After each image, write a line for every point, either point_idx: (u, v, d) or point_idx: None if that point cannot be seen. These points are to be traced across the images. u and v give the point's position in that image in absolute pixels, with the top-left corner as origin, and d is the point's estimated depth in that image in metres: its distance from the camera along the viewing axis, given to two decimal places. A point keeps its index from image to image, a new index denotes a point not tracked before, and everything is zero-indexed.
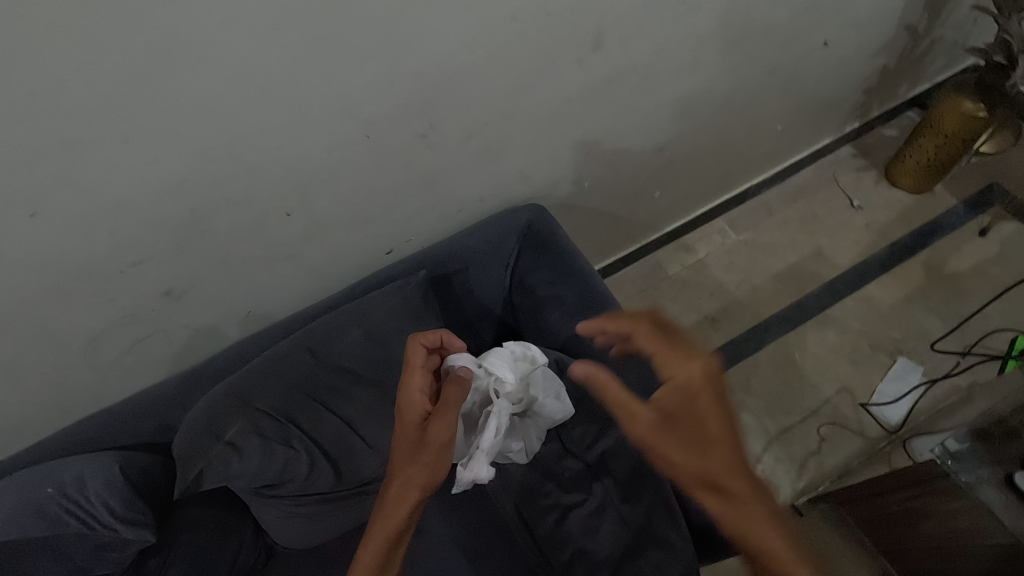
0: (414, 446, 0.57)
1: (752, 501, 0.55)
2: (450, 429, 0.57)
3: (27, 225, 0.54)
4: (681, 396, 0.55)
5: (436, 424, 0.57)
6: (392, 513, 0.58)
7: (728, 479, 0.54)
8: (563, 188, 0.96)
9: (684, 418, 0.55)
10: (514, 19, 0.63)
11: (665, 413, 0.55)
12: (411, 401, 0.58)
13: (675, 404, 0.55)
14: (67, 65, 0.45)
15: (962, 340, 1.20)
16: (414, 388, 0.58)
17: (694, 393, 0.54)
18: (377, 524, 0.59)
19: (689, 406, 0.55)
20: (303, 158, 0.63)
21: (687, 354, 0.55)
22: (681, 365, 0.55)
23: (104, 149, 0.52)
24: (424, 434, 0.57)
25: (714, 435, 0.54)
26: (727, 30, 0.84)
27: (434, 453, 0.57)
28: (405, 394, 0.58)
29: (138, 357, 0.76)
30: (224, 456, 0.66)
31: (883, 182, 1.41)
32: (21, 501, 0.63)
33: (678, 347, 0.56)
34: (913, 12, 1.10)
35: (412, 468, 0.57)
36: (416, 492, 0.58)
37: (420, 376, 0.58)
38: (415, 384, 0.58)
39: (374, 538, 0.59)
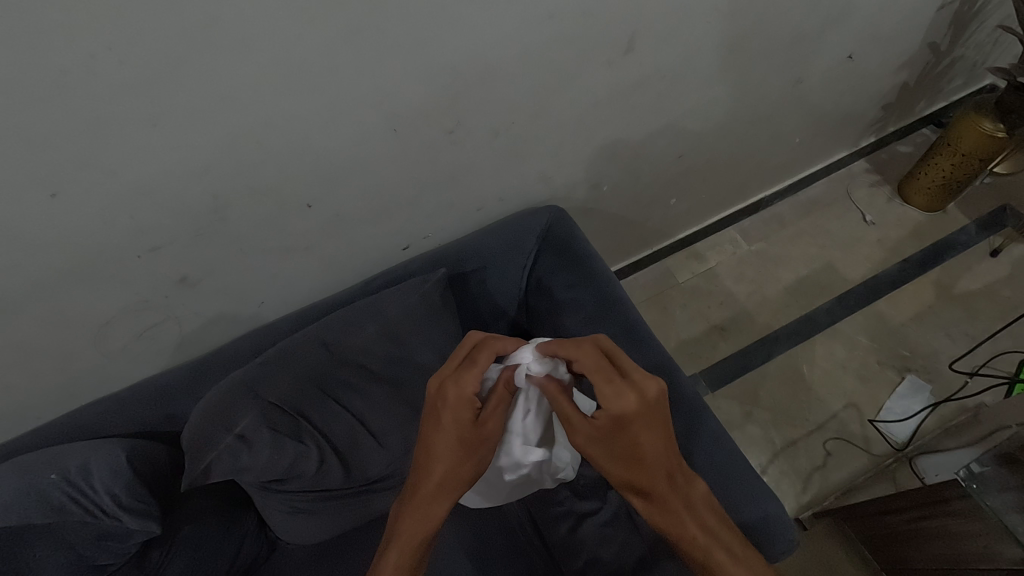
0: (463, 442, 0.57)
1: (680, 509, 0.57)
2: (498, 427, 0.59)
3: (47, 205, 0.53)
4: (613, 425, 0.53)
5: (493, 421, 0.58)
6: (434, 507, 0.59)
7: (658, 493, 0.56)
8: (583, 190, 0.95)
9: (618, 442, 0.54)
10: (550, 18, 0.62)
11: (600, 434, 0.55)
12: (462, 395, 0.55)
13: (608, 431, 0.54)
14: (101, 43, 0.43)
15: (972, 361, 1.20)
16: (470, 385, 0.56)
17: (626, 424, 0.53)
18: (411, 522, 0.59)
19: (622, 433, 0.53)
20: (328, 149, 0.62)
21: (621, 387, 0.52)
22: (610, 399, 0.52)
23: (131, 130, 0.50)
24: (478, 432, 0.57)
25: (645, 457, 0.54)
26: (757, 39, 0.83)
27: (483, 447, 0.59)
28: (462, 390, 0.55)
29: (149, 344, 0.75)
30: (234, 450, 0.64)
31: (896, 199, 1.41)
32: (22, 485, 0.60)
33: (612, 376, 0.53)
34: (938, 31, 1.09)
35: (460, 462, 0.58)
36: (457, 484, 0.59)
37: (478, 372, 0.56)
38: (472, 379, 0.56)
39: (407, 531, 0.59)
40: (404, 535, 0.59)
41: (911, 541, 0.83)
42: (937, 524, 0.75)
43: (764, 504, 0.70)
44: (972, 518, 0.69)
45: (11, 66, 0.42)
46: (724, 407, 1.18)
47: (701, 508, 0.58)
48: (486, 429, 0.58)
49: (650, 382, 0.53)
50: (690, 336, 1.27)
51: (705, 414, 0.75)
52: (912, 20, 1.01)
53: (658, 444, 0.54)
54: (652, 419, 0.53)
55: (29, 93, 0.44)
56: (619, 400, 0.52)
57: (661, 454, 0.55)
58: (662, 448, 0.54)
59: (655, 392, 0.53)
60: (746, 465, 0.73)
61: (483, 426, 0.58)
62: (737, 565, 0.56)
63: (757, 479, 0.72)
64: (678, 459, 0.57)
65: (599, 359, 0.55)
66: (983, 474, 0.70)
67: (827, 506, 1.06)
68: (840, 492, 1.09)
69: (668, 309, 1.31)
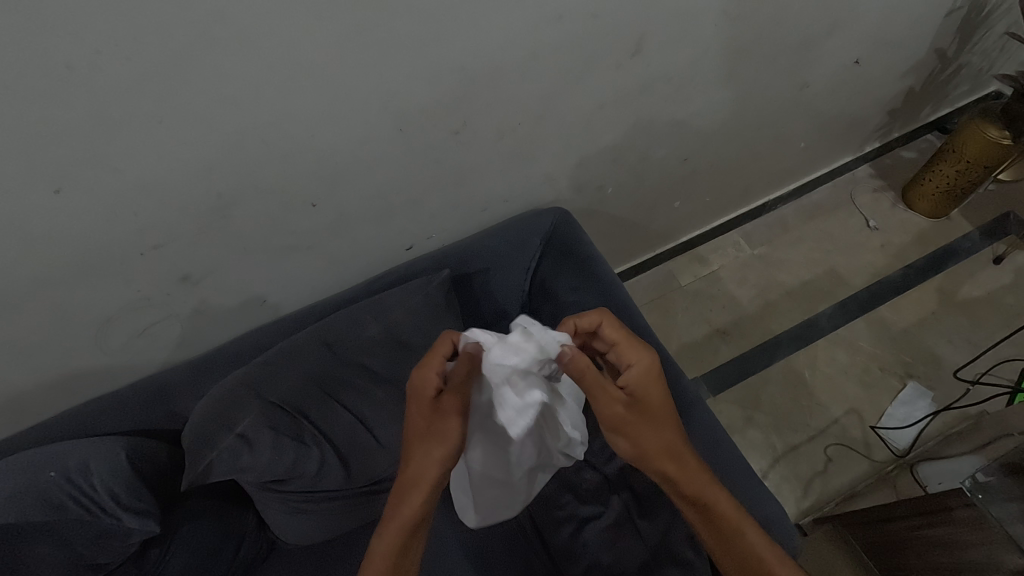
0: (431, 424, 0.58)
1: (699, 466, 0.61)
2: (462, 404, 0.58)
3: (50, 201, 0.52)
4: (645, 381, 0.58)
5: (455, 397, 0.58)
6: (412, 498, 0.57)
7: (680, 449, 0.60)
8: (588, 192, 0.95)
9: (647, 401, 0.58)
10: (558, 20, 0.61)
11: (633, 397, 0.58)
12: (425, 379, 0.58)
13: (640, 389, 0.58)
14: (107, 40, 0.43)
15: (975, 369, 1.19)
16: (430, 369, 0.58)
17: (654, 376, 0.59)
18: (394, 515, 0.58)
19: (652, 389, 0.59)
20: (333, 148, 0.62)
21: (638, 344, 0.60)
22: (638, 353, 0.59)
23: (137, 128, 0.50)
24: (440, 410, 0.57)
25: (666, 413, 0.59)
26: (765, 42, 0.83)
27: (450, 425, 0.57)
28: (424, 375, 0.58)
29: (150, 342, 0.75)
30: (235, 450, 0.64)
31: (900, 205, 1.41)
32: (22, 484, 0.60)
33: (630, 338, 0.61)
34: (945, 37, 1.09)
35: (432, 446, 0.57)
36: (438, 468, 0.57)
37: (438, 359, 0.58)
38: (432, 364, 0.58)
39: (393, 523, 0.57)
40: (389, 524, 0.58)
41: (903, 551, 0.81)
42: (938, 533, 0.74)
43: (768, 510, 0.70)
44: (972, 528, 0.68)
45: (16, 62, 0.42)
46: (726, 411, 1.18)
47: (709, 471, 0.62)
48: (446, 408, 0.57)
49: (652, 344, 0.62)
50: (692, 340, 1.27)
51: (708, 418, 0.75)
52: (919, 25, 1.01)
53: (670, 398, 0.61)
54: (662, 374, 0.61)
55: (35, 90, 0.44)
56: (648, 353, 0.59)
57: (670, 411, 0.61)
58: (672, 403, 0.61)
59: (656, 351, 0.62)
60: (749, 470, 0.73)
61: (443, 406, 0.57)
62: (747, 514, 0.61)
63: (761, 484, 0.72)
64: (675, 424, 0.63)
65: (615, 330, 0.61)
66: (988, 483, 0.69)
67: (827, 512, 1.06)
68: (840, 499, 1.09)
69: (670, 312, 1.31)
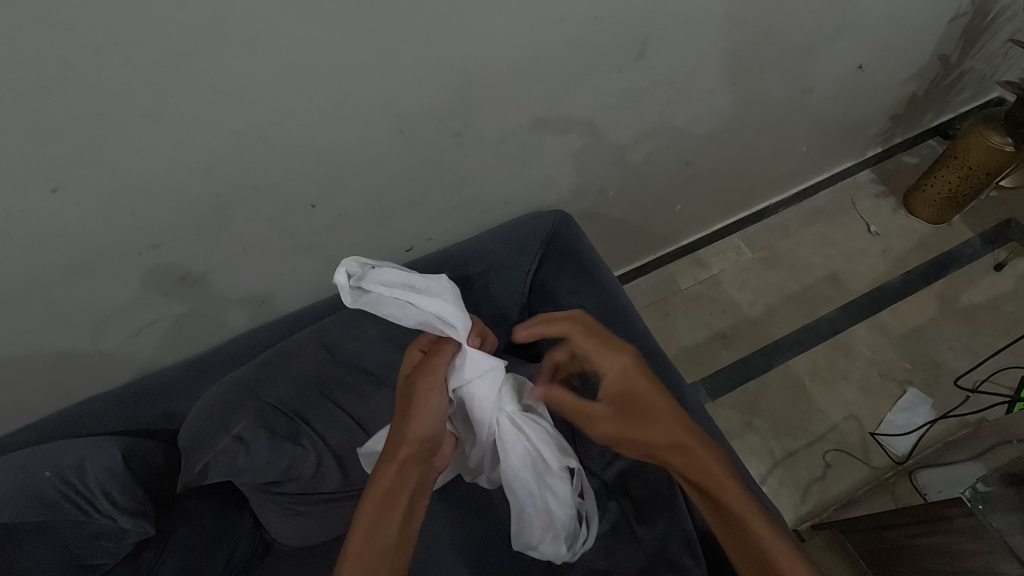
0: (406, 399, 0.59)
1: (716, 470, 0.56)
2: (433, 383, 0.59)
3: (47, 200, 0.52)
4: (620, 387, 0.58)
5: (424, 377, 0.59)
6: (384, 471, 0.55)
7: (685, 449, 0.56)
8: (590, 194, 0.95)
9: (635, 406, 0.57)
10: (562, 23, 0.61)
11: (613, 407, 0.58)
12: (410, 356, 0.63)
13: (619, 398, 0.58)
14: (106, 38, 0.43)
15: (975, 376, 1.19)
16: (413, 347, 0.63)
17: (635, 373, 0.58)
18: (372, 488, 0.54)
19: (631, 391, 0.57)
20: (333, 149, 0.61)
21: (614, 346, 0.59)
22: (614, 355, 0.58)
23: (135, 127, 0.50)
24: (413, 389, 0.59)
25: (662, 410, 0.56)
26: (769, 46, 0.82)
27: (423, 397, 0.58)
28: (410, 355, 0.63)
29: (147, 342, 0.74)
30: (231, 451, 0.62)
31: (901, 210, 1.41)
32: (17, 484, 0.59)
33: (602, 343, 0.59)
34: (948, 43, 1.09)
35: (404, 420, 0.58)
36: (411, 447, 0.56)
37: (425, 338, 0.64)
38: (420, 342, 0.64)
39: (369, 497, 0.54)
40: (368, 494, 0.54)
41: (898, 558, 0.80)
42: (938, 542, 0.73)
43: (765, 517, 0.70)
44: (970, 538, 0.68)
45: (14, 61, 0.41)
46: (725, 415, 1.18)
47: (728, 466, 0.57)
48: (420, 390, 0.58)
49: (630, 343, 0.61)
50: (691, 344, 1.27)
51: (707, 425, 0.75)
52: (924, 31, 1.01)
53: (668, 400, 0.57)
54: (648, 375, 0.58)
55: (33, 88, 0.43)
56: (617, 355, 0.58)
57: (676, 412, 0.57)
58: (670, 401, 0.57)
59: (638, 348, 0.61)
60: (747, 476, 0.72)
61: (414, 384, 0.59)
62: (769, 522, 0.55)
63: (759, 491, 0.72)
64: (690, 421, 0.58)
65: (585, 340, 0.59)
66: (988, 493, 0.68)
67: (826, 518, 1.06)
68: (839, 505, 1.08)
69: (670, 315, 1.30)
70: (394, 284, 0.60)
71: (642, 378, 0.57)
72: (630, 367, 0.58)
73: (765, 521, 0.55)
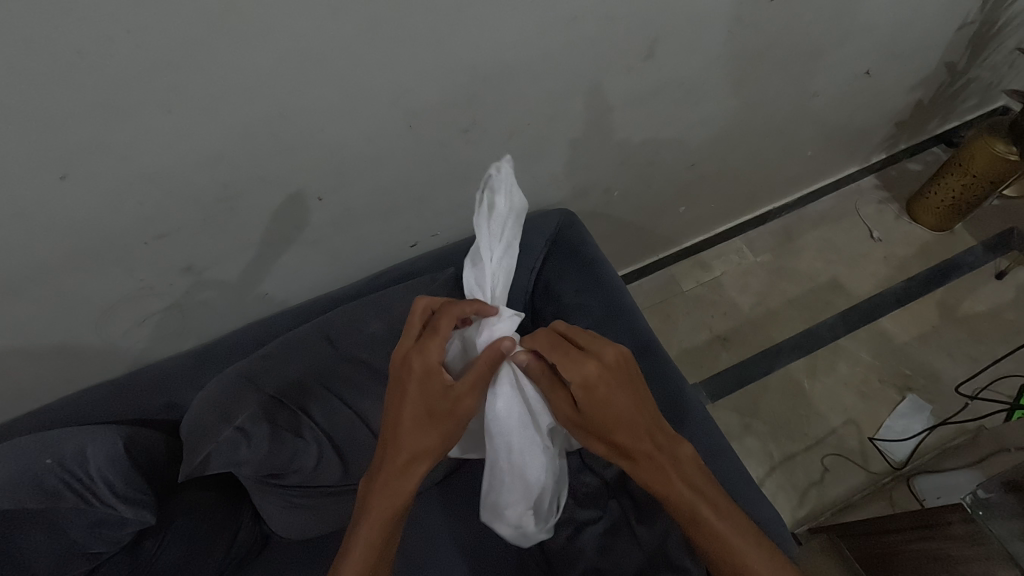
0: (437, 417, 0.53)
1: (671, 474, 0.55)
2: (471, 401, 0.54)
3: (55, 187, 0.52)
4: (581, 394, 0.54)
5: (469, 399, 0.54)
6: (406, 488, 0.54)
7: (643, 455, 0.55)
8: (595, 194, 0.95)
9: (592, 414, 0.54)
10: (573, 21, 0.61)
11: (579, 411, 0.55)
12: (430, 365, 0.53)
13: (581, 403, 0.54)
14: (120, 27, 0.43)
15: (974, 384, 1.19)
16: (435, 353, 0.53)
17: (592, 386, 0.54)
18: (381, 505, 0.53)
19: (593, 400, 0.54)
20: (341, 142, 0.61)
21: (580, 355, 0.55)
22: (575, 368, 0.54)
23: (146, 116, 0.50)
24: (451, 409, 0.54)
25: (622, 420, 0.54)
26: (777, 51, 0.82)
27: (460, 421, 0.54)
28: (427, 359, 0.53)
29: (149, 331, 0.74)
30: (233, 443, 0.62)
31: (904, 217, 1.41)
32: (19, 471, 0.59)
33: (571, 352, 0.56)
34: (955, 51, 1.09)
35: (433, 439, 0.54)
36: (433, 461, 0.55)
37: (441, 340, 0.54)
38: (435, 347, 0.53)
39: (376, 517, 0.53)
40: (378, 510, 0.53)
41: (892, 563, 0.79)
42: (935, 548, 0.72)
43: (765, 516, 0.70)
44: (967, 543, 0.68)
45: (25, 46, 0.41)
46: (724, 418, 1.18)
47: (687, 469, 0.57)
48: (459, 411, 0.54)
49: (604, 346, 0.56)
50: (692, 345, 1.27)
51: (707, 425, 0.75)
52: (932, 37, 1.01)
53: (632, 411, 0.54)
54: (617, 385, 0.54)
55: (45, 75, 0.43)
56: (577, 364, 0.54)
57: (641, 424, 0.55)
58: (630, 411, 0.54)
59: (613, 354, 0.56)
60: (747, 478, 0.73)
61: (453, 403, 0.54)
62: (730, 524, 0.55)
63: (759, 493, 0.72)
64: (654, 418, 0.57)
65: (557, 348, 0.57)
66: (989, 500, 0.69)
67: (823, 522, 1.06)
68: (836, 508, 1.09)
69: (671, 317, 1.31)
70: (496, 229, 0.62)
71: (605, 390, 0.54)
72: (593, 378, 0.54)
73: (723, 522, 0.55)
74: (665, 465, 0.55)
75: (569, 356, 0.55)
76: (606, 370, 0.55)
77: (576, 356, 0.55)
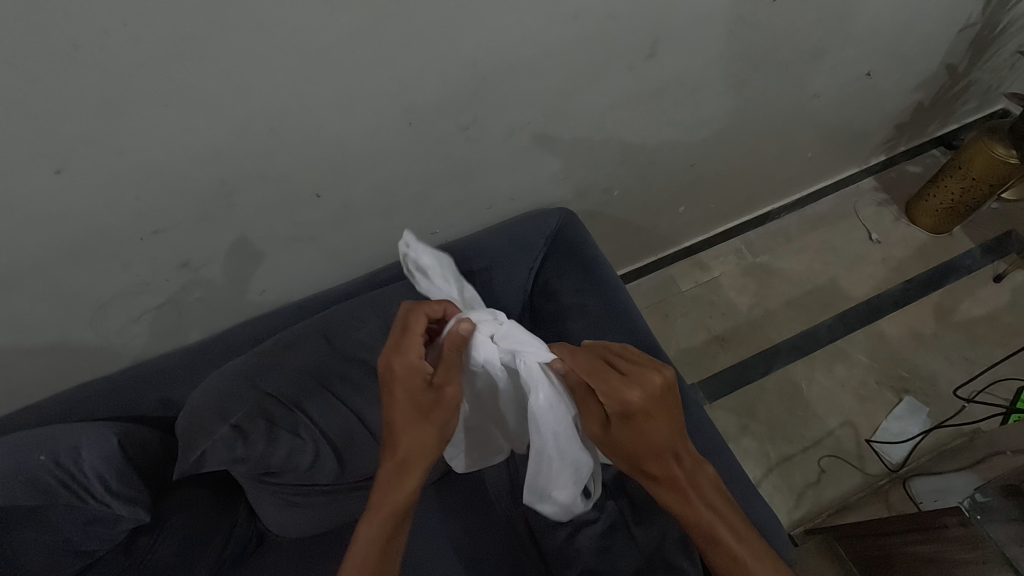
0: (424, 411, 0.53)
1: (699, 504, 0.55)
2: (455, 388, 0.55)
3: (50, 181, 0.51)
4: (618, 419, 0.54)
5: (451, 385, 0.55)
6: (406, 485, 0.52)
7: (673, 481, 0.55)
8: (595, 193, 0.94)
9: (622, 433, 0.54)
10: (574, 19, 0.61)
11: (612, 432, 0.56)
12: (411, 366, 0.53)
13: (616, 426, 0.54)
14: (116, 20, 0.42)
15: (971, 387, 1.20)
16: (413, 351, 0.53)
17: (632, 414, 0.53)
18: (385, 504, 0.52)
19: (629, 427, 0.54)
20: (341, 139, 0.61)
21: (623, 380, 0.54)
22: (615, 394, 0.53)
23: (143, 110, 0.49)
24: (437, 400, 0.54)
25: (657, 449, 0.54)
26: (778, 52, 0.82)
27: (449, 410, 0.54)
28: (407, 359, 0.53)
29: (145, 327, 0.74)
30: (229, 440, 0.62)
31: (903, 219, 1.41)
32: (13, 467, 0.58)
33: (611, 376, 0.54)
34: (956, 54, 1.09)
35: (427, 433, 0.53)
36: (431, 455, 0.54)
37: (419, 338, 0.54)
38: (414, 346, 0.53)
39: (378, 517, 0.52)
40: (381, 508, 0.52)
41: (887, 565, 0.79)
42: (930, 550, 0.72)
43: (763, 518, 0.70)
44: (964, 547, 0.68)
45: (21, 40, 0.41)
46: (721, 418, 1.18)
47: (708, 488, 0.56)
48: (446, 399, 0.54)
49: (650, 374, 0.54)
50: (691, 345, 1.27)
51: (705, 427, 0.75)
52: (933, 39, 1.00)
53: (669, 441, 0.54)
54: (658, 417, 0.53)
55: (41, 68, 0.43)
56: (620, 391, 0.53)
57: (674, 453, 0.55)
58: (666, 441, 0.54)
59: (658, 382, 0.54)
60: (745, 480, 0.73)
61: (437, 394, 0.54)
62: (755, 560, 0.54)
63: (757, 495, 0.72)
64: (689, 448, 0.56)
65: (598, 369, 0.56)
66: (986, 503, 0.69)
67: (820, 524, 1.06)
68: (833, 510, 1.09)
69: (669, 317, 1.31)
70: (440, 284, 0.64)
71: (644, 419, 0.53)
72: (635, 407, 0.53)
73: (737, 542, 0.54)
74: (690, 492, 0.55)
75: (609, 381, 0.54)
76: (649, 402, 0.53)
77: (619, 383, 0.54)
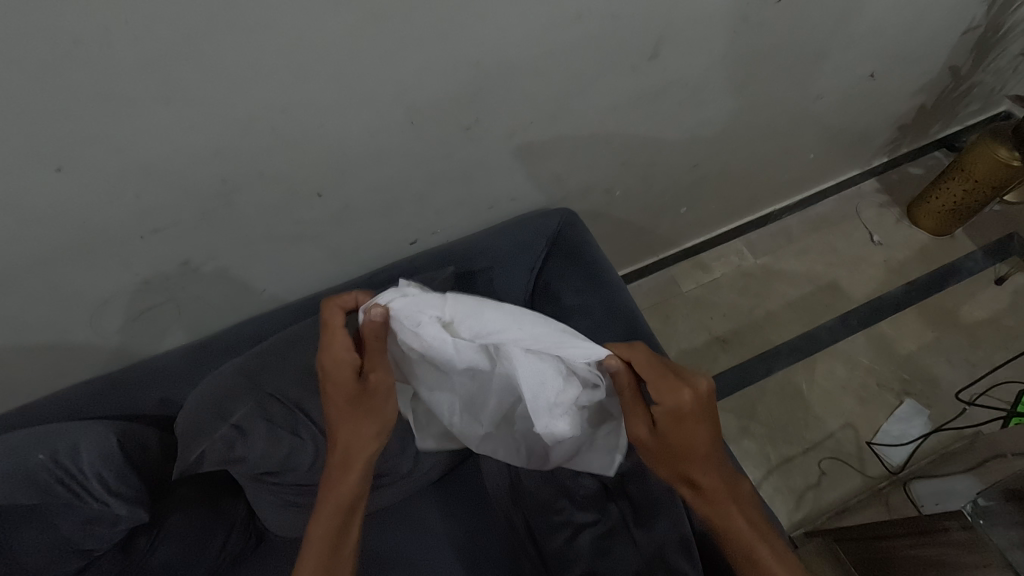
0: (355, 400, 0.57)
1: (728, 501, 0.58)
2: (383, 375, 0.57)
3: (50, 179, 0.51)
4: (669, 420, 0.55)
5: (379, 372, 0.57)
6: (347, 467, 0.58)
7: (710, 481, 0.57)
8: (597, 193, 0.94)
9: (670, 434, 0.56)
10: (578, 19, 0.60)
11: (660, 433, 0.56)
12: (337, 360, 0.56)
13: (666, 427, 0.56)
14: (117, 17, 0.42)
15: (973, 390, 1.19)
16: (337, 346, 0.56)
17: (684, 416, 0.55)
18: (332, 484, 0.59)
19: (679, 428, 0.55)
20: (342, 138, 0.61)
21: (676, 381, 0.56)
22: (671, 395, 0.55)
23: (144, 108, 0.49)
24: (367, 389, 0.57)
25: (702, 450, 0.56)
26: (780, 53, 0.82)
27: (379, 398, 0.58)
28: (334, 357, 0.56)
29: (145, 325, 0.73)
30: (229, 440, 0.63)
31: (904, 221, 1.40)
32: (11, 465, 0.58)
33: (666, 376, 0.56)
34: (960, 56, 1.08)
35: (361, 420, 0.58)
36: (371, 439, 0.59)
37: (342, 333, 0.57)
38: (340, 340, 0.56)
39: (330, 499, 0.58)
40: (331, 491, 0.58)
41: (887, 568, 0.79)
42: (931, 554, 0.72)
43: None
44: (965, 550, 0.68)
45: (22, 37, 0.40)
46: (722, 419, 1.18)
47: (733, 487, 0.59)
48: (375, 388, 0.57)
49: (699, 378, 0.57)
50: (691, 346, 1.27)
51: None
52: (937, 41, 1.00)
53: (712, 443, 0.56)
54: (706, 418, 0.56)
55: (41, 65, 0.43)
56: (676, 392, 0.55)
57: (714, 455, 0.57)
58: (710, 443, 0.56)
59: (706, 387, 0.56)
60: None
61: (366, 384, 0.57)
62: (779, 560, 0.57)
63: None
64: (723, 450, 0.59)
65: (651, 370, 0.57)
66: (987, 507, 0.69)
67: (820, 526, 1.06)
68: (833, 512, 1.09)
69: (670, 318, 1.30)
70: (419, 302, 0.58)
71: (694, 421, 0.55)
72: (688, 408, 0.55)
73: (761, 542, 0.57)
74: (722, 492, 0.58)
75: (665, 383, 0.56)
76: (700, 404, 0.55)
77: (674, 386, 0.55)
